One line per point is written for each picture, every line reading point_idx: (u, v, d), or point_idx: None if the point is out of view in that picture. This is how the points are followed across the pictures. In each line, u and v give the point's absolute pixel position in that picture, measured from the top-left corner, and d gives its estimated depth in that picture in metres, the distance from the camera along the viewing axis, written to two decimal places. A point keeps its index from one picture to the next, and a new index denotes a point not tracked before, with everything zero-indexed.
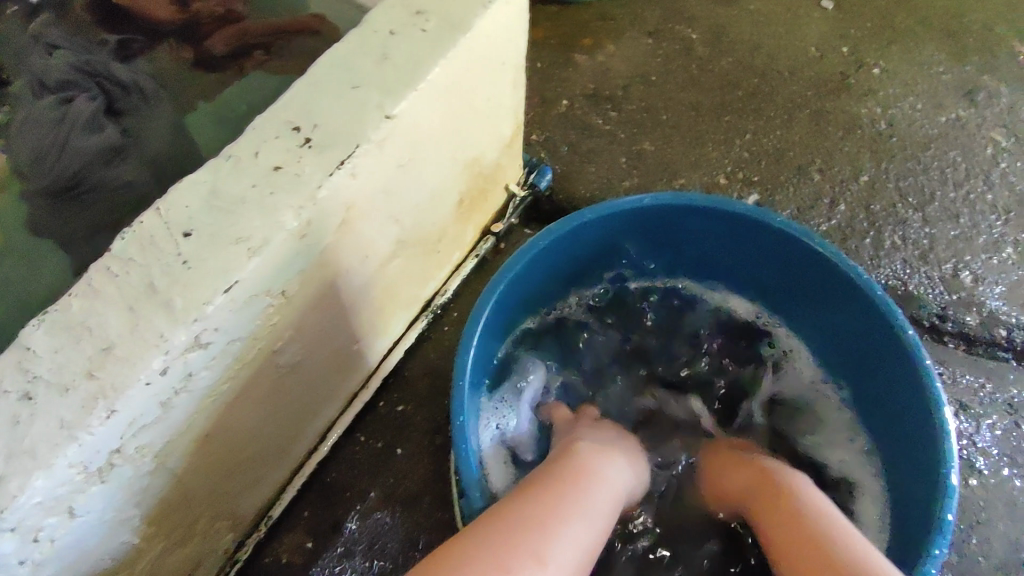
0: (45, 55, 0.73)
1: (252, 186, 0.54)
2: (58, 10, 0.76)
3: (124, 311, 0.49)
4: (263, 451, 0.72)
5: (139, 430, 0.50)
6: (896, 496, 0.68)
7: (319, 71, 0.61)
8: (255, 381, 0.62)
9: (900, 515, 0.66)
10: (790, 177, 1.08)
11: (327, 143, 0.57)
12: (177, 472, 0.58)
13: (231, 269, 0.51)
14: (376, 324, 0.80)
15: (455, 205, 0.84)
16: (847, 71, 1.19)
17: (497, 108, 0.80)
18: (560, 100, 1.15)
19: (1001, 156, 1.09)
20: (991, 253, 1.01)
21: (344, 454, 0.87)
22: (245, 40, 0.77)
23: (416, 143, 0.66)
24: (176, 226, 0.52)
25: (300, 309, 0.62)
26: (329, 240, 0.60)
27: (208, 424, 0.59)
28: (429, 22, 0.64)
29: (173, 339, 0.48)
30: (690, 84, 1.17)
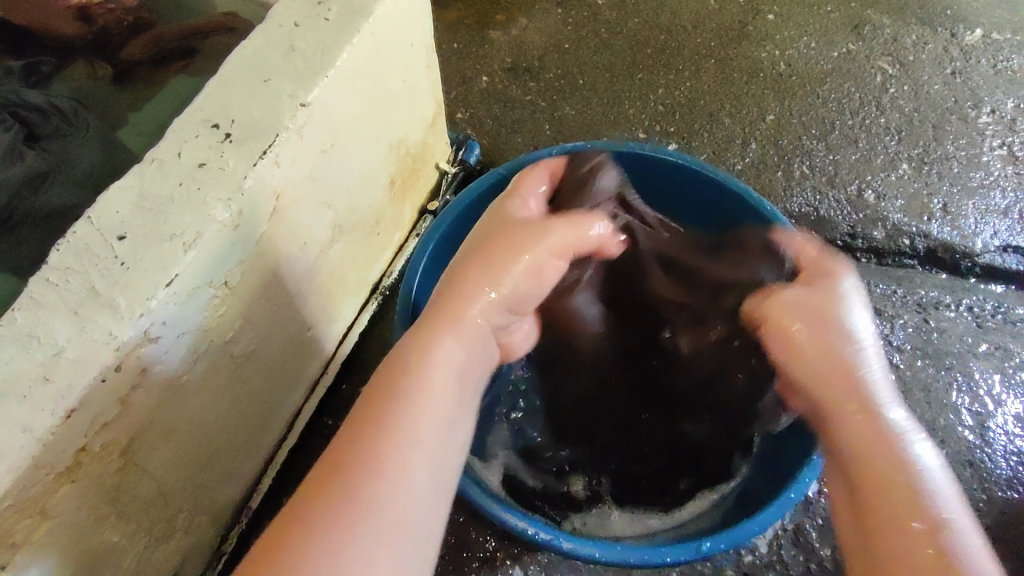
0: None
1: (179, 184, 0.57)
2: None
3: (69, 317, 0.51)
4: (232, 443, 0.74)
5: (101, 427, 0.53)
6: None
7: (231, 69, 0.63)
8: (213, 372, 0.64)
9: None
10: (705, 124, 1.14)
11: (246, 136, 0.59)
12: (148, 467, 0.61)
13: (171, 264, 0.53)
14: (326, 310, 0.83)
15: (387, 186, 0.87)
16: (745, 19, 1.26)
17: (415, 88, 0.84)
18: (480, 77, 1.18)
19: (889, 82, 1.18)
20: (889, 171, 1.10)
21: (315, 439, 0.89)
22: (160, 46, 0.76)
23: (337, 128, 0.69)
24: (110, 231, 0.54)
25: (246, 298, 0.64)
26: (265, 228, 0.63)
27: (173, 417, 0.61)
28: (331, 11, 0.67)
29: (122, 335, 0.51)
30: (601, 47, 1.22)
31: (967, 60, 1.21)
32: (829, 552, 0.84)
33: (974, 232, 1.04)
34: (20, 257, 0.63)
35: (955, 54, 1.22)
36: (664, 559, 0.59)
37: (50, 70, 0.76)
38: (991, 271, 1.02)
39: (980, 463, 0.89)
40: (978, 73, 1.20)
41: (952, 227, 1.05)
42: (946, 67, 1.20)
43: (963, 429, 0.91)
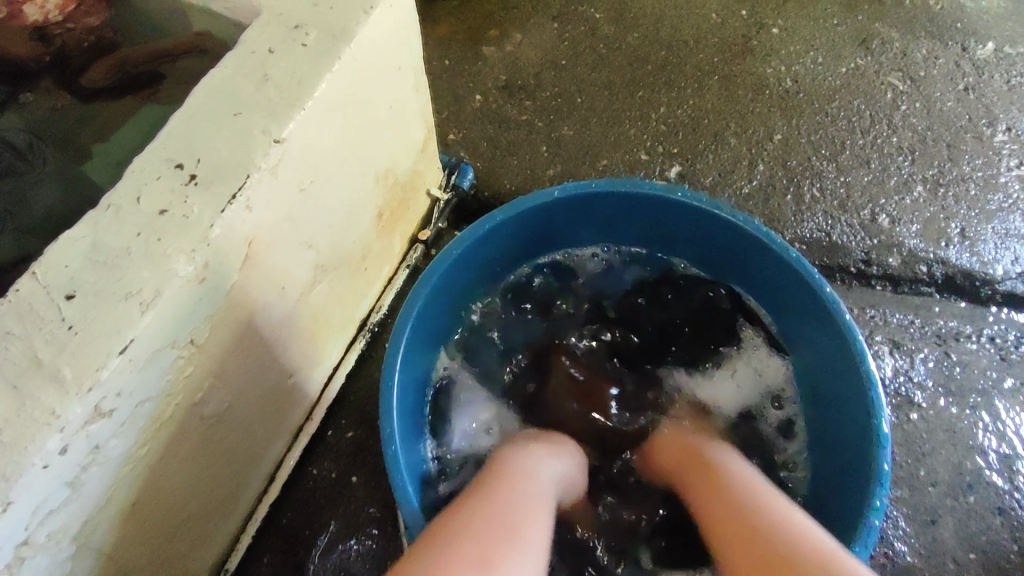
0: None
1: (137, 235, 0.51)
2: None
3: (7, 392, 0.45)
4: (206, 506, 0.68)
5: (47, 515, 0.46)
6: (827, 449, 0.71)
7: (197, 101, 0.57)
8: (180, 438, 0.58)
9: (834, 464, 0.69)
10: (708, 145, 1.09)
11: (213, 178, 0.53)
12: (105, 549, 0.54)
13: (125, 328, 0.47)
14: (308, 355, 0.77)
15: (374, 220, 0.81)
16: (748, 34, 1.21)
17: (402, 114, 0.78)
18: (473, 96, 1.13)
19: (900, 99, 1.14)
20: (903, 193, 1.05)
21: (299, 490, 0.83)
22: (126, 70, 0.70)
23: (315, 164, 0.63)
24: (57, 289, 0.48)
25: (215, 355, 0.58)
26: (236, 278, 0.57)
27: (134, 492, 0.55)
28: (309, 35, 0.61)
29: (68, 414, 0.44)
30: (600, 64, 1.17)
31: (979, 75, 1.17)
32: None
33: (994, 258, 0.99)
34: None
35: (968, 69, 1.17)
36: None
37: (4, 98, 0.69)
38: (1013, 299, 0.97)
39: (1010, 510, 0.83)
40: (992, 89, 1.15)
41: (972, 253, 1.00)
42: (959, 83, 1.16)
43: (991, 473, 0.85)
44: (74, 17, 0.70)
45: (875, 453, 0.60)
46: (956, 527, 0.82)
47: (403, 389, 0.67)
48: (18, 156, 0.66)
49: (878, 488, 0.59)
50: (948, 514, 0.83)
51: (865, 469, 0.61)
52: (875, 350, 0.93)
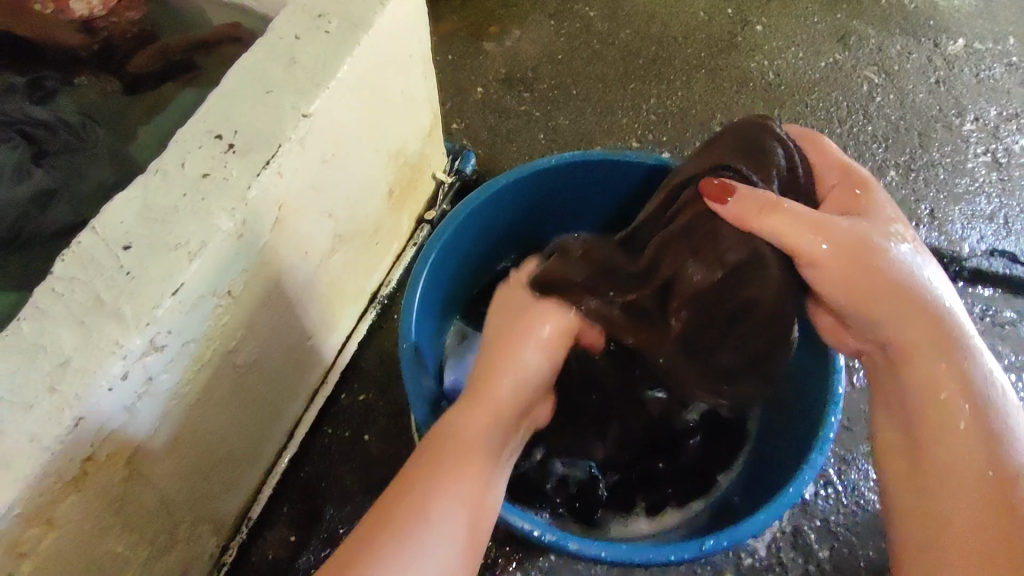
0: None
1: (183, 195, 0.57)
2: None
3: (75, 326, 0.51)
4: (234, 451, 0.74)
5: (108, 436, 0.53)
6: None
7: (232, 81, 0.64)
8: (215, 382, 0.65)
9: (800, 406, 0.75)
10: (696, 133, 1.16)
11: (249, 147, 0.60)
12: (151, 477, 0.61)
13: (176, 273, 0.54)
14: (325, 319, 0.83)
15: (385, 196, 0.88)
16: (734, 30, 1.28)
17: (412, 99, 0.85)
18: (475, 88, 1.20)
19: (875, 91, 1.21)
20: (877, 178, 1.12)
21: (315, 448, 0.89)
22: (167, 57, 0.77)
23: (337, 139, 0.70)
24: (115, 241, 0.55)
25: (248, 307, 0.65)
26: (267, 238, 0.64)
27: (176, 426, 0.61)
28: (331, 24, 0.68)
29: (129, 344, 0.51)
30: (594, 58, 1.24)
31: (950, 69, 1.24)
32: (826, 553, 0.86)
33: (961, 237, 1.07)
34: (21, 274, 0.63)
35: (939, 63, 1.25)
36: (670, 558, 0.58)
37: (55, 87, 0.76)
38: (978, 275, 1.04)
39: None
40: (962, 82, 1.23)
41: (940, 232, 1.07)
42: (931, 76, 1.23)
43: None
44: (116, 12, 0.77)
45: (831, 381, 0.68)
46: None
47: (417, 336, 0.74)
48: (73, 134, 0.72)
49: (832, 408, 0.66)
50: None
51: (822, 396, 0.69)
52: None
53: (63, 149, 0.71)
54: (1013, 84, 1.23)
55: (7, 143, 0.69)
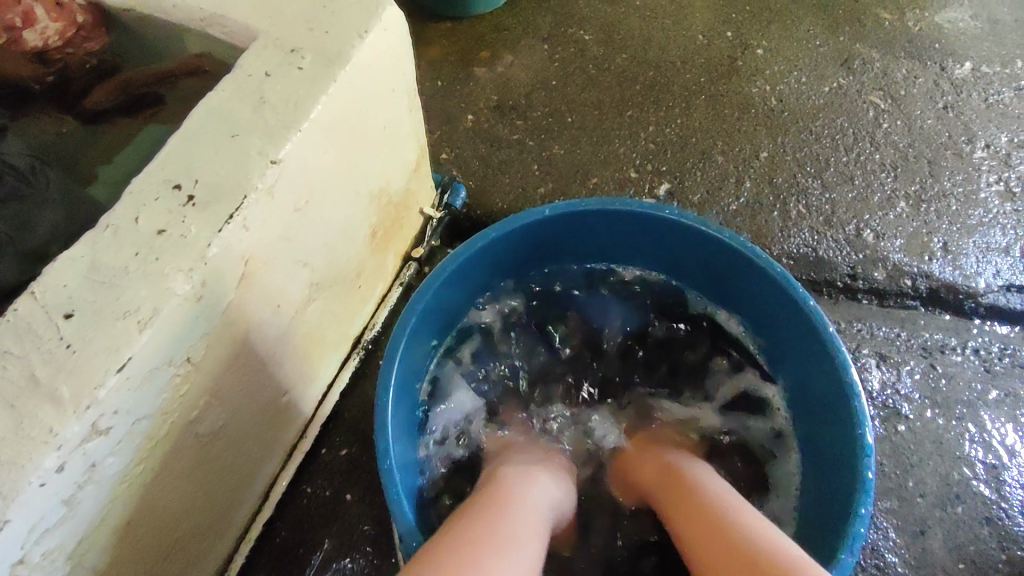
0: None
1: (135, 255, 0.52)
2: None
3: (5, 410, 0.45)
4: (199, 524, 0.68)
5: (42, 534, 0.46)
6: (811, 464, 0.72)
7: (195, 124, 0.59)
8: (174, 456, 0.58)
9: (818, 478, 0.69)
10: (696, 163, 1.11)
11: (211, 199, 0.55)
12: (100, 568, 0.54)
13: (123, 346, 0.48)
14: (303, 373, 0.77)
15: (368, 238, 0.82)
16: (734, 55, 1.24)
17: (396, 134, 0.79)
18: (465, 116, 1.15)
19: (882, 117, 1.17)
20: (887, 209, 1.07)
21: (292, 508, 0.83)
22: (129, 91, 0.72)
23: (312, 185, 0.65)
24: (56, 308, 0.49)
25: (211, 372, 0.59)
26: (232, 297, 0.58)
27: (129, 510, 0.55)
28: (305, 59, 0.63)
29: (65, 432, 0.45)
30: (589, 84, 1.19)
31: (958, 94, 1.20)
32: None
33: (976, 272, 1.01)
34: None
35: (946, 88, 1.20)
36: None
37: (3, 123, 0.70)
38: (995, 312, 0.99)
39: (999, 521, 0.84)
40: (970, 107, 1.18)
41: (954, 266, 1.02)
42: (938, 101, 1.19)
43: (979, 483, 0.86)
44: (74, 43, 0.71)
45: (859, 462, 0.61)
46: (945, 538, 0.83)
47: (399, 399, 0.67)
48: (21, 178, 0.65)
49: (862, 496, 0.59)
50: (937, 525, 0.84)
51: (846, 475, 0.63)
52: (862, 363, 0.94)
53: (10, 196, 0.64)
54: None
55: None
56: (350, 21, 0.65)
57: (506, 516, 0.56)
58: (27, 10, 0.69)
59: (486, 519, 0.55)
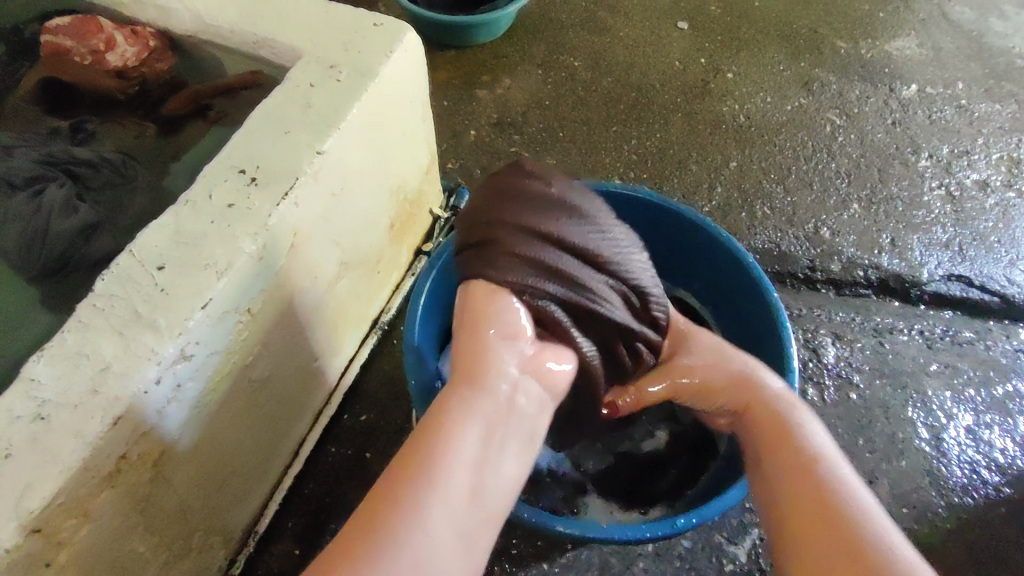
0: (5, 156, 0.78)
1: (211, 222, 0.65)
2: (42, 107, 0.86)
3: (115, 337, 0.58)
4: (245, 465, 0.79)
5: (140, 436, 0.58)
6: None
7: (254, 123, 0.73)
8: (233, 394, 0.70)
9: None
10: (674, 171, 1.26)
11: (270, 181, 0.68)
12: (174, 481, 0.65)
13: (205, 290, 0.60)
14: (331, 342, 0.89)
15: (386, 228, 0.95)
16: (707, 78, 1.40)
17: (412, 140, 0.93)
18: (469, 131, 1.29)
19: (838, 132, 1.32)
20: (842, 210, 1.21)
21: (319, 465, 0.94)
22: (197, 101, 0.86)
23: (346, 174, 0.78)
24: (150, 262, 0.62)
25: (264, 325, 0.71)
26: (283, 262, 0.70)
27: (198, 434, 0.66)
28: (342, 73, 0.77)
29: (163, 351, 0.57)
30: (579, 104, 1.34)
31: (905, 111, 1.35)
32: None
33: (920, 263, 1.15)
34: (58, 300, 0.67)
35: (895, 106, 1.36)
36: (644, 535, 0.63)
37: (94, 128, 0.85)
38: (937, 297, 1.12)
39: (938, 472, 0.96)
40: (916, 122, 1.34)
41: (901, 259, 1.15)
42: (887, 118, 1.34)
43: (921, 441, 0.98)
44: (148, 62, 0.85)
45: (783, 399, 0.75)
46: (891, 488, 0.95)
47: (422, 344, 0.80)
48: (116, 171, 0.77)
49: None
50: (883, 476, 0.95)
51: None
52: (819, 341, 1.07)
53: (106, 185, 0.76)
54: (962, 124, 1.34)
55: (55, 181, 0.74)
56: (379, 42, 0.80)
57: (428, 478, 0.55)
58: (110, 36, 0.84)
59: (411, 483, 0.55)
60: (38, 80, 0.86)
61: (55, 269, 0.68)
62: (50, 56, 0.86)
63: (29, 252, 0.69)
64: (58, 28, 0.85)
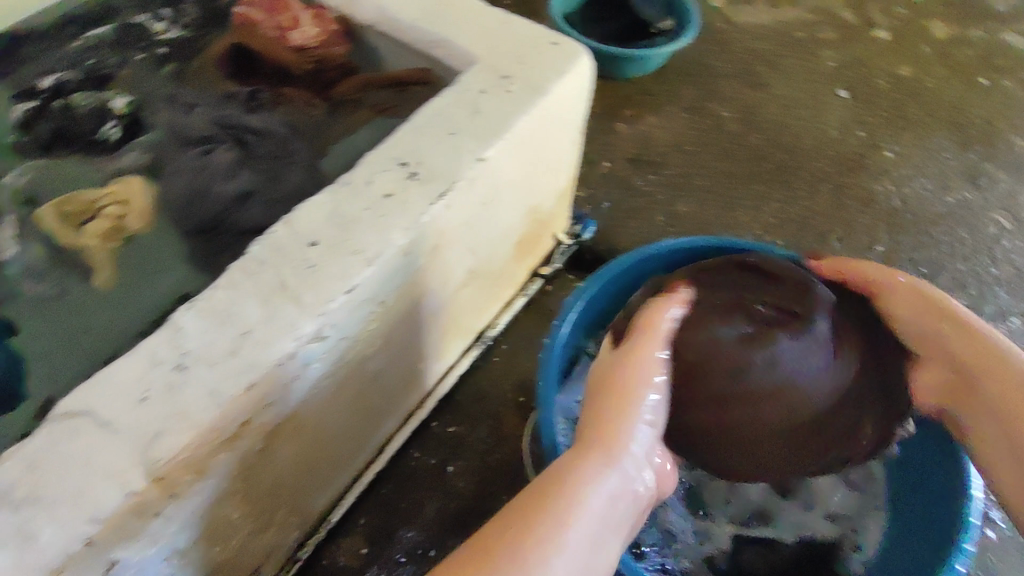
0: (185, 111, 0.81)
1: (367, 209, 0.65)
2: (222, 70, 0.88)
3: (260, 303, 0.58)
4: (339, 452, 0.78)
5: (264, 406, 0.57)
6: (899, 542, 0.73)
7: (421, 120, 0.73)
8: (349, 382, 0.69)
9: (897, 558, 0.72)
10: (813, 242, 1.18)
11: (430, 179, 0.68)
12: (279, 456, 0.64)
13: (352, 274, 0.60)
14: (438, 347, 0.88)
15: (514, 245, 0.93)
16: (863, 153, 1.31)
17: (559, 162, 0.91)
18: (603, 162, 1.27)
19: (1004, 235, 1.20)
20: (999, 321, 1.09)
21: (401, 467, 0.92)
22: (368, 89, 0.87)
23: (499, 184, 0.77)
24: (304, 237, 0.62)
25: (392, 319, 0.70)
26: (423, 261, 0.69)
27: (308, 415, 0.65)
28: (513, 86, 0.77)
29: (303, 327, 0.57)
30: (722, 155, 1.29)
31: None
32: None
33: None
34: (207, 258, 0.69)
35: None
36: None
37: (267, 99, 0.85)
38: None
39: None
40: None
41: None
42: None
43: None
44: (325, 45, 0.88)
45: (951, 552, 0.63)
46: None
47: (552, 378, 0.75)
48: (280, 144, 0.77)
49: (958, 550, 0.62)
50: None
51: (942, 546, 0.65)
52: None
53: (267, 155, 0.76)
54: None
55: (221, 146, 0.76)
56: (552, 62, 0.80)
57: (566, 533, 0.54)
58: (295, 17, 0.88)
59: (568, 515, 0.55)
60: (227, 48, 0.89)
61: (212, 226, 0.71)
62: (238, 27, 0.90)
63: (190, 206, 0.72)
64: (249, 3, 0.90)
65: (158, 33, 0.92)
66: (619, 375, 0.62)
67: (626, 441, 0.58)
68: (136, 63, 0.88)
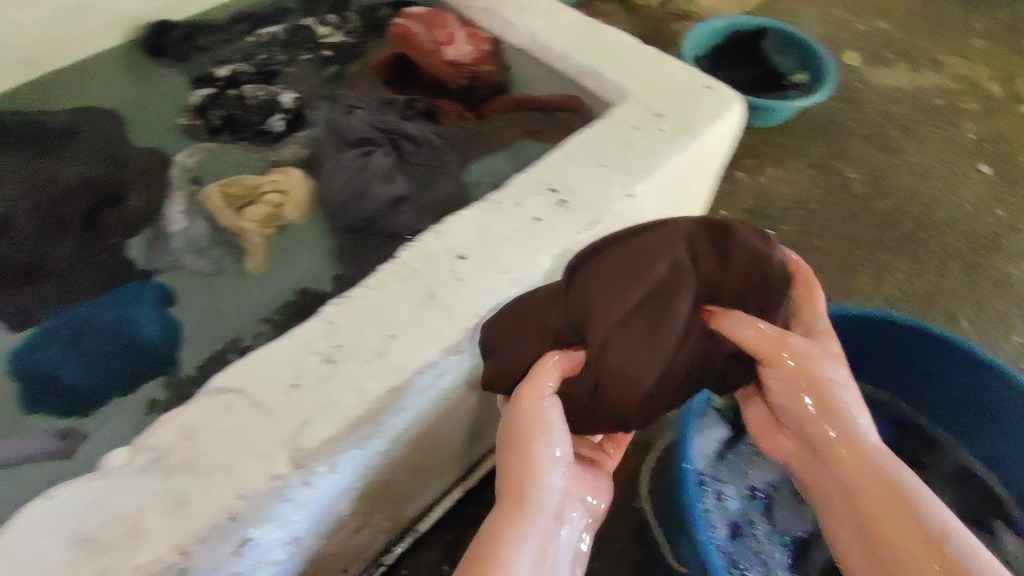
0: (344, 112, 0.84)
1: (516, 230, 0.65)
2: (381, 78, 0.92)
3: (409, 308, 0.59)
4: (441, 464, 0.78)
5: (399, 410, 0.57)
6: None
7: (573, 149, 0.74)
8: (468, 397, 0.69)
9: None
10: (941, 321, 1.11)
11: (579, 208, 0.68)
12: (396, 459, 0.65)
13: (499, 293, 0.61)
14: None
15: None
16: (1002, 233, 1.23)
17: (692, 205, 0.90)
18: (721, 210, 1.24)
19: None
20: None
21: (489, 488, 0.91)
22: (521, 107, 0.88)
23: (640, 221, 0.76)
24: (454, 250, 0.63)
25: None
26: None
27: (429, 424, 0.65)
28: (666, 124, 0.76)
29: (449, 337, 0.58)
30: (847, 217, 1.24)
31: None
32: None
33: None
34: (355, 258, 0.72)
35: None
36: None
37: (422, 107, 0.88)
38: None
39: None
40: None
41: None
42: None
43: None
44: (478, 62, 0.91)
45: None
46: None
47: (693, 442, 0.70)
48: (435, 153, 0.80)
49: None
50: None
51: None
52: None
53: (422, 164, 0.79)
54: None
55: (380, 149, 0.78)
56: (707, 104, 0.79)
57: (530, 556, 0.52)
58: (451, 32, 0.91)
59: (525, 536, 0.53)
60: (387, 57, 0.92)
61: (363, 227, 0.73)
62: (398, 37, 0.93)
63: (344, 205, 0.74)
64: (410, 16, 0.94)
65: (323, 37, 0.97)
66: (528, 428, 0.54)
67: (544, 486, 0.53)
68: (303, 63, 0.94)
